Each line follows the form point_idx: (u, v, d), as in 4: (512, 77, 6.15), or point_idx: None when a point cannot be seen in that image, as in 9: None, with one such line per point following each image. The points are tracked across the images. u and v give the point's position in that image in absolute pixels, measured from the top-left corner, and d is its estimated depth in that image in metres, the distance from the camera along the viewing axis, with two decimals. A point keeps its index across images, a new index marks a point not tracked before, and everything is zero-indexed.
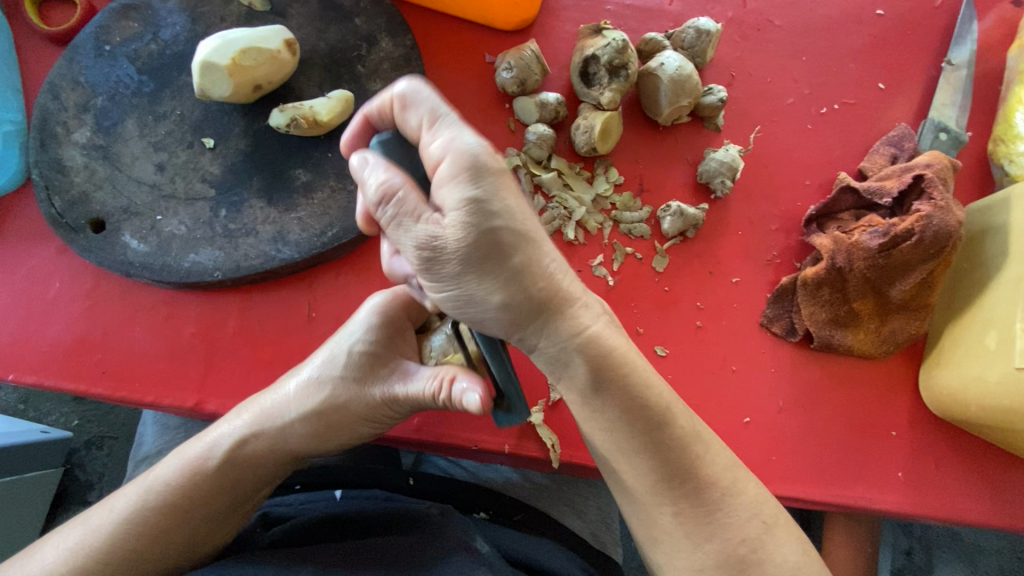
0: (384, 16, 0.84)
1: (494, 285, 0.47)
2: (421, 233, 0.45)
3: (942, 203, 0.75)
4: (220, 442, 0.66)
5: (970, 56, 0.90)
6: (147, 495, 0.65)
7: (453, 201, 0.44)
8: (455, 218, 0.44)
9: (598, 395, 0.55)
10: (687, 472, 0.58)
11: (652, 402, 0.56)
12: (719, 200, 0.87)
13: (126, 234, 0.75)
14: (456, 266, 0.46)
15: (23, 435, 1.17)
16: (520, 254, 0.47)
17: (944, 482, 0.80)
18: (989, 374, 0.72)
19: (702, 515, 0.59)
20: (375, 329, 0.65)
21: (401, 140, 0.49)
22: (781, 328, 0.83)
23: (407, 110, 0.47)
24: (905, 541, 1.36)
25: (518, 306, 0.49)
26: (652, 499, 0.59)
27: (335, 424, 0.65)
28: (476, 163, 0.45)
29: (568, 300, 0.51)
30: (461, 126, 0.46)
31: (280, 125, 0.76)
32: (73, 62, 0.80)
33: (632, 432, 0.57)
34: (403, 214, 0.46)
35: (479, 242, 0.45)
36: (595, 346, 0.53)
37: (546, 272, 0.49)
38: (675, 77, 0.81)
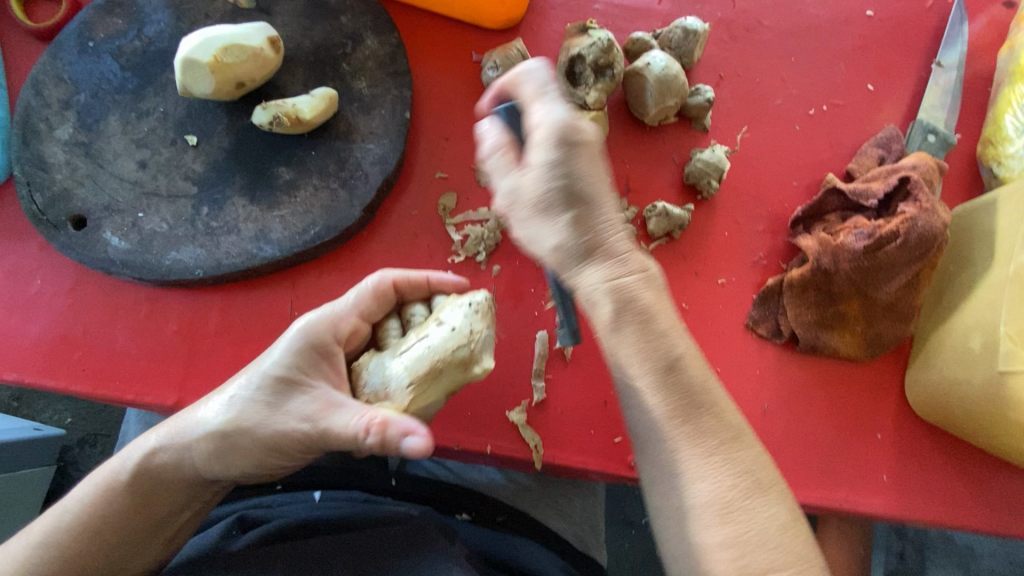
0: (370, 14, 0.83)
1: (553, 229, 0.53)
2: (508, 183, 0.54)
3: (928, 205, 0.74)
4: (133, 458, 0.64)
5: (960, 58, 0.90)
6: (60, 517, 0.63)
7: (535, 159, 0.52)
8: (534, 172, 0.52)
9: (616, 331, 0.53)
10: (692, 412, 0.53)
11: (664, 346, 0.53)
12: (705, 201, 0.87)
13: (107, 231, 0.75)
14: (528, 211, 0.54)
15: (15, 431, 1.17)
16: (583, 206, 0.53)
17: (929, 486, 0.79)
18: (973, 378, 0.72)
19: (699, 452, 0.52)
20: (290, 352, 0.63)
21: (519, 112, 0.56)
22: (766, 330, 0.82)
23: (521, 84, 0.55)
24: (898, 544, 1.35)
25: (568, 252, 0.54)
26: (653, 435, 0.54)
27: (241, 448, 0.62)
28: (563, 131, 0.52)
29: (610, 253, 0.53)
30: (559, 99, 0.54)
31: (263, 123, 0.76)
32: (56, 58, 0.80)
33: (644, 371, 0.53)
34: (501, 166, 0.55)
35: (550, 194, 0.52)
36: (621, 293, 0.53)
37: (600, 227, 0.54)
38: (661, 77, 0.80)
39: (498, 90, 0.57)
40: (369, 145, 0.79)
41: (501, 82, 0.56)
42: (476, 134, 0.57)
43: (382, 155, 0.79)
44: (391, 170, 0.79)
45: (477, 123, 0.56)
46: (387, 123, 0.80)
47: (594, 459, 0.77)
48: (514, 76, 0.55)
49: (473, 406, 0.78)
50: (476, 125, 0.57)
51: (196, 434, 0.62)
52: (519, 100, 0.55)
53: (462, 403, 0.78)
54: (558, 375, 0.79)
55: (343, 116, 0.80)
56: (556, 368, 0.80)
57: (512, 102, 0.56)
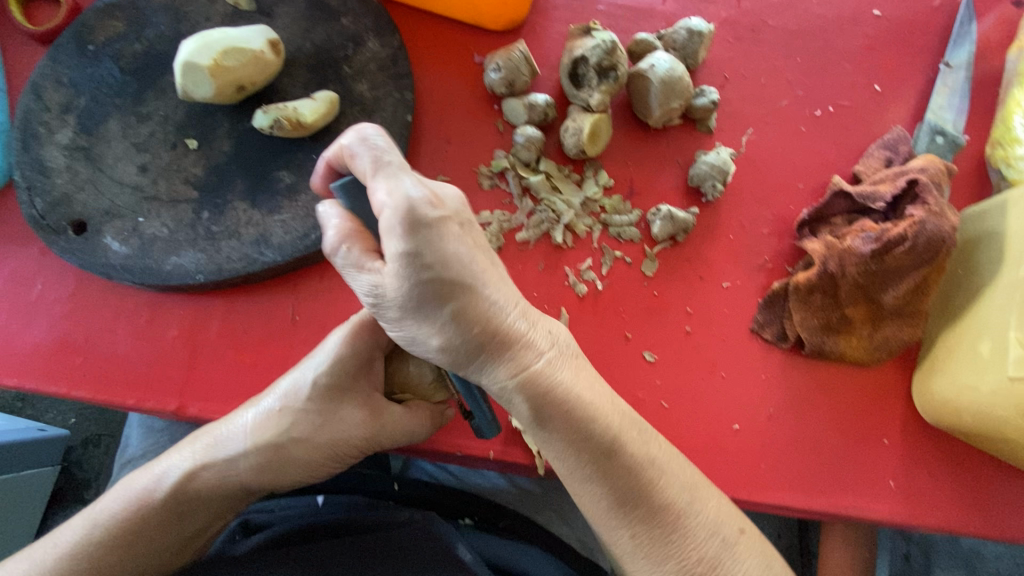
0: (371, 16, 0.83)
1: (432, 328, 0.49)
2: (367, 281, 0.49)
3: (937, 209, 0.73)
4: (171, 474, 0.64)
5: (968, 57, 0.89)
6: (91, 530, 0.63)
7: (388, 253, 0.47)
8: (391, 268, 0.47)
9: (541, 429, 0.53)
10: (640, 497, 0.55)
11: (595, 434, 0.53)
12: (710, 204, 0.86)
13: (108, 235, 0.75)
14: (397, 312, 0.49)
15: (19, 432, 1.16)
16: (453, 297, 0.48)
17: (936, 491, 0.78)
18: (982, 384, 0.71)
19: (659, 536, 0.55)
20: (336, 360, 0.63)
21: (358, 186, 0.52)
22: (771, 334, 0.82)
23: (354, 159, 0.50)
24: (903, 546, 1.34)
25: (454, 350, 0.50)
26: (606, 521, 0.56)
27: (292, 458, 0.64)
28: (411, 214, 0.47)
29: (510, 341, 0.50)
30: (406, 174, 0.49)
31: (264, 127, 0.75)
32: (55, 61, 0.79)
33: (579, 461, 0.54)
34: (352, 260, 0.50)
35: (416, 290, 0.47)
36: (534, 385, 0.51)
37: (488, 314, 0.49)
38: (665, 79, 0.80)
39: (330, 161, 0.54)
40: None
41: (335, 155, 0.52)
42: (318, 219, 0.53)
43: None
44: None
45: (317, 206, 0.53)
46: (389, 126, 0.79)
47: None
48: (341, 149, 0.50)
49: None
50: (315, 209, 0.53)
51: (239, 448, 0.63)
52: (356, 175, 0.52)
53: None
54: None
55: (345, 119, 0.79)
56: None
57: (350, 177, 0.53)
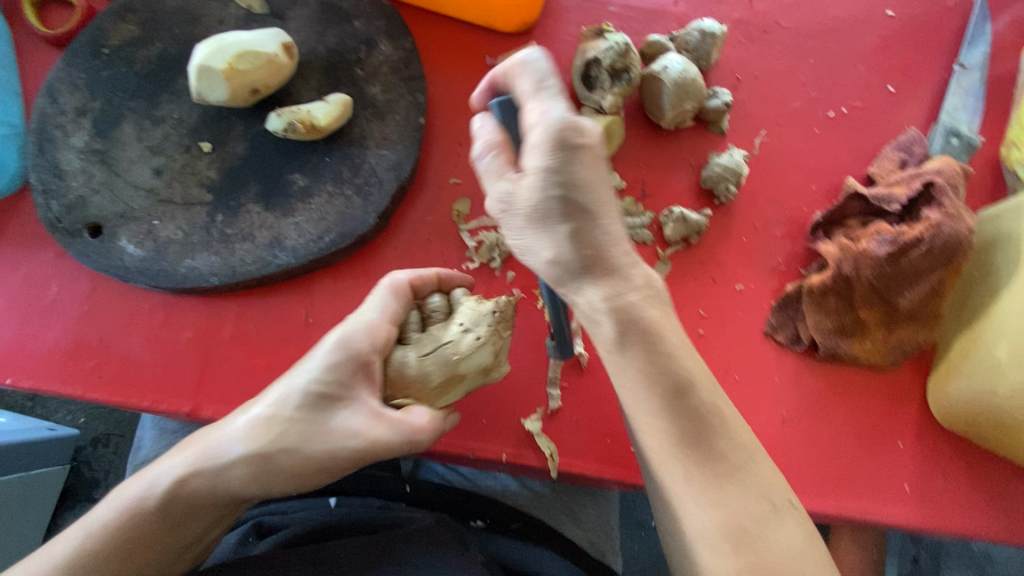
0: (384, 19, 0.83)
1: (549, 241, 0.53)
2: (501, 187, 0.53)
3: (953, 211, 0.73)
4: (164, 481, 0.61)
5: (982, 58, 0.88)
6: (83, 538, 0.60)
7: (530, 166, 0.50)
8: (531, 179, 0.51)
9: (622, 352, 0.55)
10: (699, 435, 0.55)
11: (671, 370, 0.55)
12: (722, 206, 0.86)
13: (123, 238, 0.75)
14: (523, 219, 0.53)
15: (30, 432, 1.17)
16: (578, 216, 0.52)
17: (951, 495, 0.78)
18: (999, 387, 0.71)
19: (711, 479, 0.54)
20: (330, 365, 0.62)
21: (513, 105, 0.54)
22: (784, 337, 0.81)
23: (519, 77, 0.52)
24: (912, 549, 1.33)
25: (564, 265, 0.54)
26: (665, 457, 0.55)
27: (282, 468, 0.61)
28: (561, 136, 0.50)
29: (614, 269, 0.54)
30: (559, 99, 0.51)
31: (277, 130, 0.75)
32: (70, 65, 0.80)
33: (652, 392, 0.55)
34: (492, 168, 0.53)
35: (547, 203, 0.51)
36: (624, 313, 0.54)
37: (600, 239, 0.53)
38: (679, 81, 0.79)
39: (491, 79, 0.55)
40: (384, 152, 0.78)
41: (498, 71, 0.54)
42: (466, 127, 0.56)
43: (396, 161, 0.78)
44: (405, 176, 0.78)
45: (470, 119, 0.55)
46: (401, 128, 0.80)
47: (609, 467, 0.76)
48: (511, 66, 0.52)
49: (488, 414, 0.77)
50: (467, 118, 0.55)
51: (232, 455, 0.60)
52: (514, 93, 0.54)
53: (476, 411, 0.77)
54: (573, 384, 0.79)
55: (357, 122, 0.79)
56: (571, 376, 0.79)
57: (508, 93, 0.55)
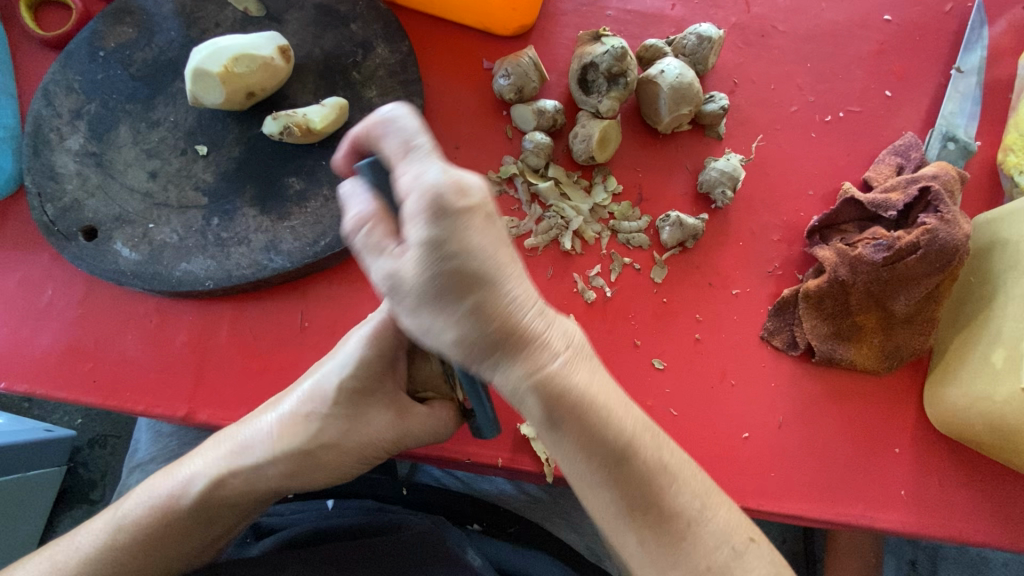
0: (380, 22, 0.83)
1: (449, 321, 0.44)
2: (384, 267, 0.45)
3: (949, 217, 0.73)
4: (197, 479, 0.62)
5: (979, 63, 0.89)
6: (115, 531, 0.62)
7: (413, 239, 0.43)
8: (413, 256, 0.43)
9: (555, 431, 0.48)
10: (649, 504, 0.50)
11: (609, 439, 0.48)
12: (719, 211, 0.85)
13: (118, 242, 0.75)
14: (412, 301, 0.44)
15: (26, 433, 1.17)
16: (477, 291, 0.44)
17: (947, 500, 0.78)
18: (996, 394, 0.70)
19: (668, 543, 0.50)
20: (359, 364, 0.61)
21: (384, 167, 0.48)
22: (781, 342, 0.81)
23: (385, 136, 0.46)
24: (909, 552, 1.33)
25: (473, 345, 0.45)
26: (614, 525, 0.51)
27: (321, 463, 0.63)
28: (440, 202, 0.42)
29: (531, 337, 0.46)
30: (433, 161, 0.44)
31: (273, 133, 0.75)
32: (66, 67, 0.79)
33: (591, 466, 0.49)
34: (371, 244, 0.45)
35: (437, 280, 0.43)
36: (552, 386, 0.47)
37: (509, 309, 0.45)
38: (675, 85, 0.79)
39: (353, 140, 0.48)
40: None
41: (356, 131, 0.47)
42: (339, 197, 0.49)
43: None
44: None
45: (338, 185, 0.48)
46: None
47: None
48: (371, 125, 0.45)
49: None
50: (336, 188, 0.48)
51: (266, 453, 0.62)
52: (382, 155, 0.47)
53: None
54: None
55: (354, 126, 0.79)
56: None
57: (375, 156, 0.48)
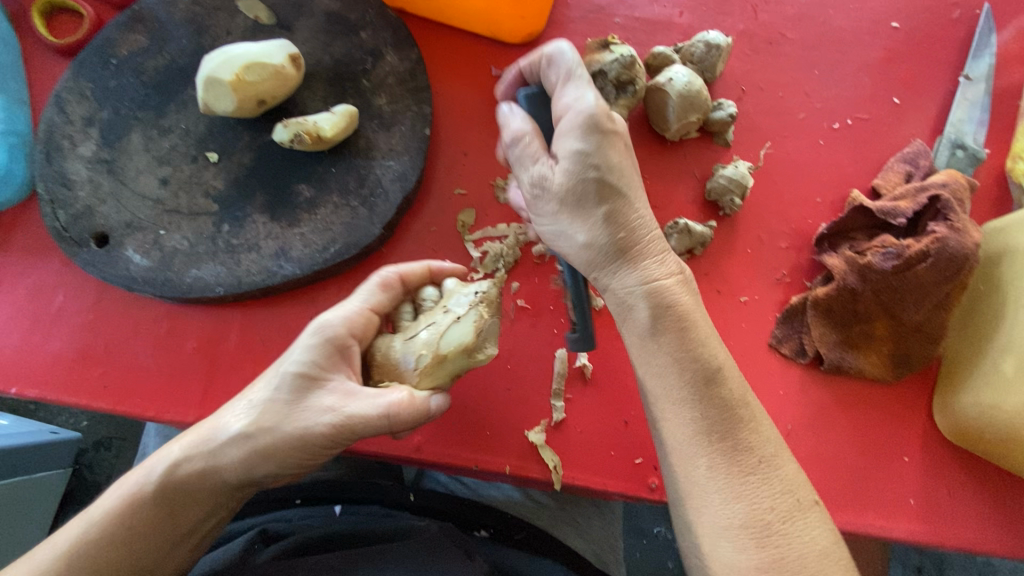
0: (390, 30, 0.83)
1: (583, 224, 0.58)
2: (535, 172, 0.58)
3: (959, 226, 0.73)
4: (158, 468, 0.60)
5: (988, 71, 0.89)
6: (84, 531, 0.59)
7: (566, 149, 0.56)
8: (563, 164, 0.56)
9: (654, 337, 0.58)
10: (726, 431, 0.56)
11: (701, 358, 0.57)
12: (727, 218, 0.86)
13: (129, 248, 0.75)
14: (556, 203, 0.58)
15: (32, 436, 1.17)
16: (611, 200, 0.57)
17: (957, 509, 0.78)
18: (1007, 400, 0.71)
19: (735, 474, 0.55)
20: (315, 346, 0.60)
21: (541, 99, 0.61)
22: (789, 349, 0.81)
23: (551, 71, 0.59)
24: (917, 558, 1.32)
25: (598, 247, 0.58)
26: (687, 445, 0.56)
27: (272, 449, 0.58)
28: (592, 121, 0.56)
29: (644, 255, 0.59)
30: (589, 90, 0.57)
31: (284, 141, 0.75)
32: (79, 75, 0.80)
33: (682, 379, 0.57)
34: (524, 155, 0.59)
35: (579, 184, 0.56)
36: (658, 295, 0.58)
37: (632, 223, 0.59)
38: (684, 93, 0.79)
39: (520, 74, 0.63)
40: (390, 162, 0.79)
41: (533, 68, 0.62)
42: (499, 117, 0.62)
43: (401, 172, 0.79)
44: (411, 187, 0.78)
45: (500, 106, 0.61)
46: (407, 139, 0.80)
47: (613, 479, 0.76)
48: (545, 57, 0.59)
49: (491, 425, 0.77)
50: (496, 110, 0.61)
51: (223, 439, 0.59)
52: (545, 87, 0.61)
53: (481, 422, 0.77)
54: (578, 395, 0.78)
55: (363, 133, 0.79)
56: (575, 388, 0.79)
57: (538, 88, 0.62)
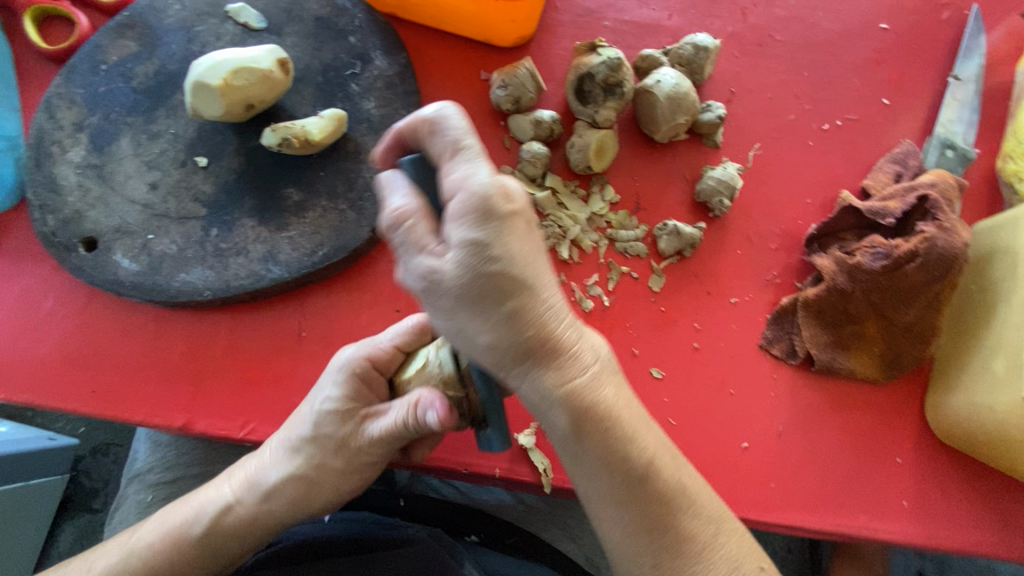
0: (378, 34, 0.83)
1: (485, 323, 0.47)
2: (423, 263, 0.46)
3: (948, 225, 0.73)
4: (211, 506, 0.67)
5: (977, 71, 0.89)
6: (130, 557, 0.65)
7: (455, 238, 0.45)
8: (455, 255, 0.45)
9: (579, 441, 0.51)
10: (662, 523, 0.54)
11: (633, 456, 0.53)
12: (717, 219, 0.85)
13: (118, 253, 0.75)
14: (450, 300, 0.47)
15: (28, 442, 1.16)
16: (512, 298, 0.46)
17: (950, 512, 0.77)
18: (997, 402, 0.70)
19: (679, 565, 0.53)
20: (341, 383, 0.64)
21: (428, 164, 0.50)
22: (780, 350, 0.81)
23: (435, 139, 0.48)
24: (917, 562, 1.31)
25: (504, 351, 0.48)
26: (625, 541, 0.54)
27: (319, 486, 0.66)
28: (486, 205, 0.45)
29: (563, 351, 0.49)
30: (480, 163, 0.47)
31: (272, 144, 0.75)
32: (69, 80, 0.80)
33: (613, 480, 0.53)
34: (410, 240, 0.47)
35: (476, 281, 0.45)
36: (579, 399, 0.50)
37: (544, 317, 0.48)
38: (671, 95, 0.80)
39: (397, 136, 0.51)
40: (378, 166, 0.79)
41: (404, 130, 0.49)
42: (380, 186, 0.50)
43: None
44: None
45: (376, 175, 0.50)
46: None
47: None
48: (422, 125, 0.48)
49: None
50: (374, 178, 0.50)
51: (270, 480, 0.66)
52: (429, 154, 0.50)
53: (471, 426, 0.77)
54: None
55: (351, 137, 0.79)
56: None
57: (421, 155, 0.50)
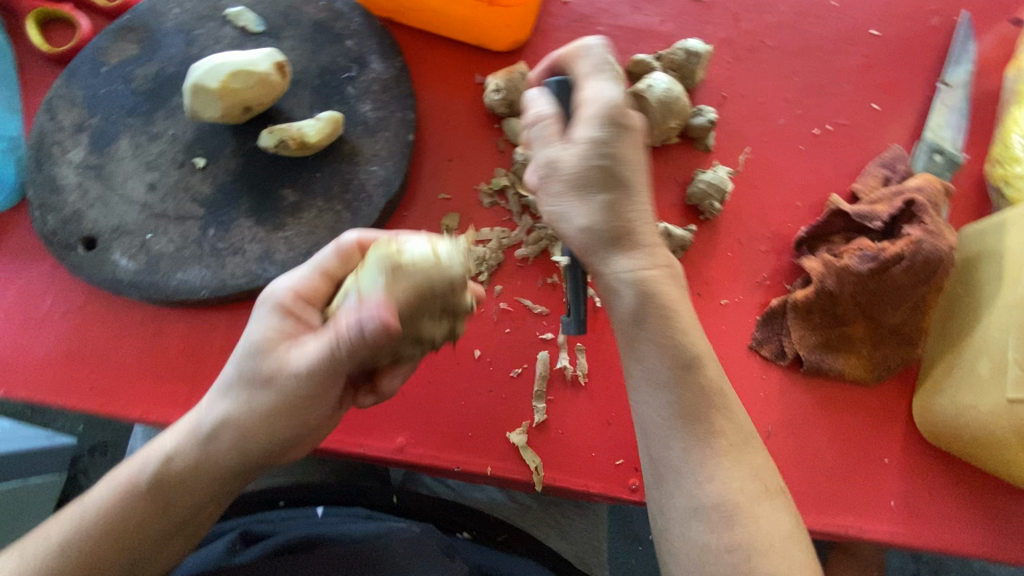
0: (375, 38, 0.85)
1: (584, 207, 0.58)
2: (548, 153, 0.58)
3: (933, 228, 0.74)
4: (156, 458, 0.59)
5: (965, 77, 0.90)
6: (74, 523, 0.57)
7: (581, 135, 0.56)
8: (577, 147, 0.56)
9: (638, 324, 0.60)
10: (705, 414, 0.59)
11: (685, 346, 0.60)
12: (708, 222, 0.87)
13: (116, 252, 0.76)
14: (563, 184, 0.58)
15: (27, 440, 1.17)
16: (614, 189, 0.57)
17: (937, 511, 0.78)
18: (981, 403, 0.71)
19: (713, 455, 0.59)
20: (269, 315, 0.58)
21: (569, 86, 0.60)
22: (770, 351, 0.82)
23: (580, 62, 0.60)
24: (913, 565, 1.31)
25: (596, 233, 0.58)
26: (665, 429, 0.59)
27: (268, 426, 0.57)
28: (608, 111, 0.57)
29: (639, 244, 0.60)
30: (610, 83, 0.58)
31: (268, 146, 0.77)
32: (69, 83, 0.82)
33: (663, 366, 0.60)
34: (546, 135, 0.58)
35: (588, 171, 0.56)
36: (644, 285, 0.60)
37: (629, 214, 0.59)
38: (663, 99, 0.81)
39: (553, 61, 0.63)
40: (373, 168, 0.80)
41: (559, 61, 0.62)
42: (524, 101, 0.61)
43: (385, 177, 0.80)
44: (394, 192, 0.80)
45: (526, 90, 0.61)
46: (391, 145, 0.81)
47: (595, 481, 0.77)
48: (574, 50, 0.60)
49: (476, 427, 0.77)
50: (524, 93, 0.61)
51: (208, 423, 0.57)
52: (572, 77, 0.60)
53: (463, 425, 0.77)
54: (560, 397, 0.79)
55: (348, 139, 0.81)
56: (556, 390, 0.79)
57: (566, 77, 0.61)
